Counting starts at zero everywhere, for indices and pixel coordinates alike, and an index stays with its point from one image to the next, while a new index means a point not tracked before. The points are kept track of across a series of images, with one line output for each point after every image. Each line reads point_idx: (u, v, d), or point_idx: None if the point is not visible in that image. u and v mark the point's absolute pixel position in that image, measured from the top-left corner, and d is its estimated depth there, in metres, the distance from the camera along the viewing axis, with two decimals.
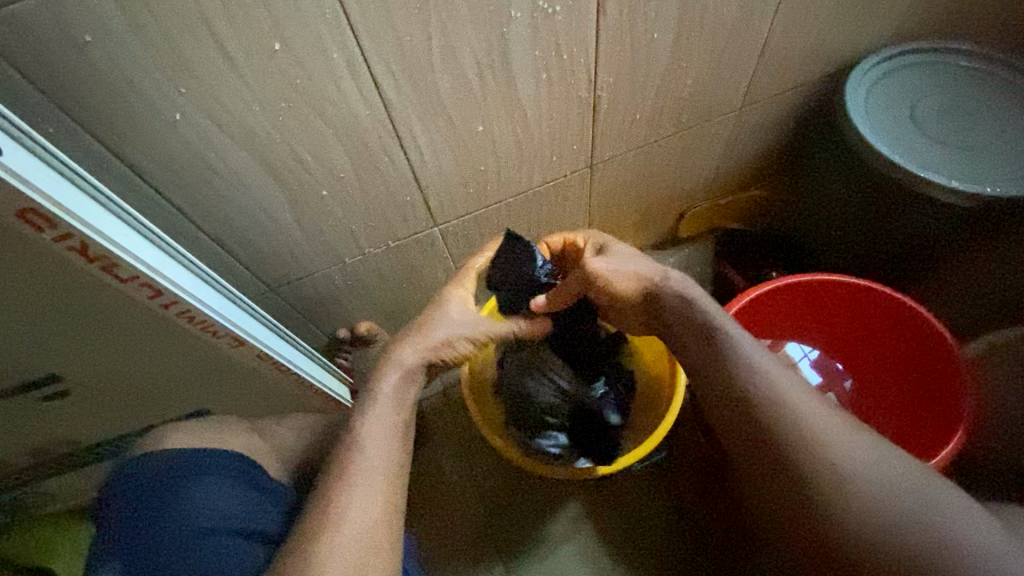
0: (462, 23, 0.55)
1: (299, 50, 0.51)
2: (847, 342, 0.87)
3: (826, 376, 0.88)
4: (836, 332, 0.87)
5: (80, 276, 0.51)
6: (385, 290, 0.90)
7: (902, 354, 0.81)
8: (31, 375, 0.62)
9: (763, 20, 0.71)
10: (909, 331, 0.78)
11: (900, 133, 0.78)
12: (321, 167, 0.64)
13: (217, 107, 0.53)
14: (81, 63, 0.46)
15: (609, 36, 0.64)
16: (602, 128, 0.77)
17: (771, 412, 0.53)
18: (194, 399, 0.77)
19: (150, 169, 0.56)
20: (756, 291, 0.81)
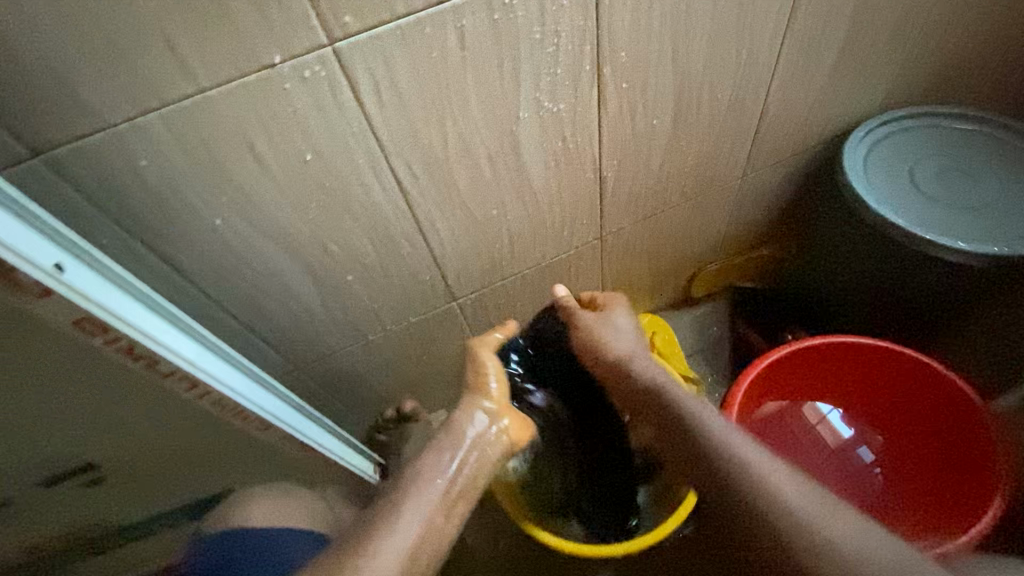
0: (477, 124, 0.60)
1: (328, 157, 0.56)
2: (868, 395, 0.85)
3: (861, 430, 0.86)
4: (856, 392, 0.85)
5: (125, 372, 0.54)
6: (406, 363, 0.92)
7: (935, 415, 0.78)
8: (69, 467, 0.64)
9: (755, 99, 0.76)
10: (924, 389, 0.78)
11: (901, 195, 0.81)
12: (347, 256, 0.68)
13: (254, 211, 0.58)
14: (135, 181, 0.51)
15: (612, 123, 0.68)
16: (610, 202, 0.81)
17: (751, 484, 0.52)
18: (225, 478, 0.79)
19: (190, 267, 0.60)
20: (764, 362, 0.80)
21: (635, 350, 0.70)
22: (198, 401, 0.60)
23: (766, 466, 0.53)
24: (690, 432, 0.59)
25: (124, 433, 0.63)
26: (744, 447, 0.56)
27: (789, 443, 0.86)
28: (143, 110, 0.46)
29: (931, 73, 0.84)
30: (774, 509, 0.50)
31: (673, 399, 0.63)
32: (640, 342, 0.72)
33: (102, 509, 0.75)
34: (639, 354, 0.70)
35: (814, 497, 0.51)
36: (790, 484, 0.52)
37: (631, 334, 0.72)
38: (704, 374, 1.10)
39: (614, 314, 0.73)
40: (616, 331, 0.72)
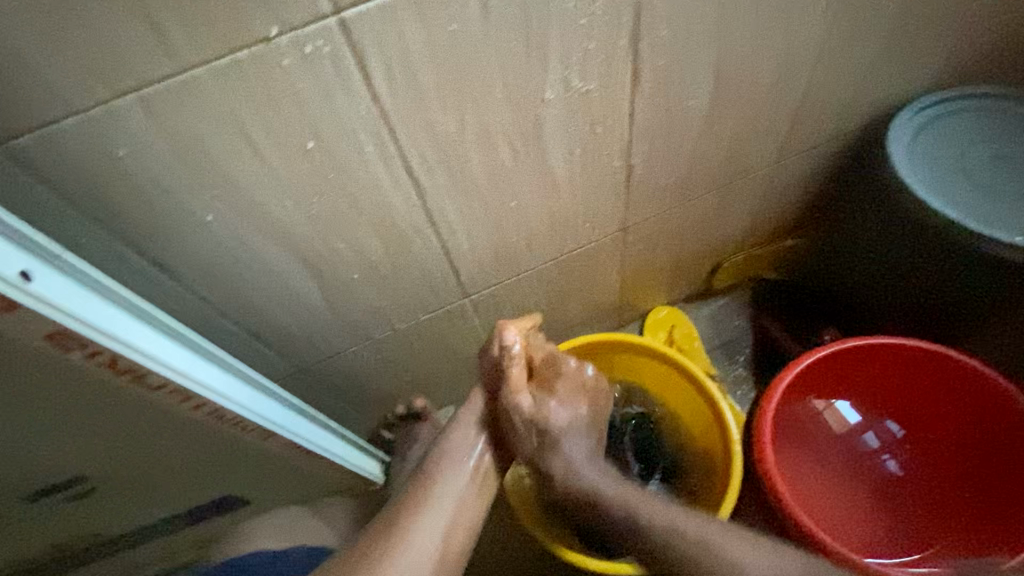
0: (497, 107, 0.54)
1: (332, 145, 0.50)
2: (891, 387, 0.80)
3: (868, 414, 0.83)
4: (873, 381, 0.80)
5: (109, 388, 0.49)
6: (414, 362, 0.87)
7: (950, 404, 0.76)
8: (58, 478, 0.60)
9: (798, 79, 0.69)
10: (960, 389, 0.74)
11: (949, 185, 0.75)
12: (352, 253, 0.62)
13: (250, 206, 0.52)
14: (113, 175, 0.44)
15: (644, 105, 0.62)
16: (636, 192, 0.75)
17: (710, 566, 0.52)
18: (225, 487, 0.74)
19: (180, 267, 0.54)
20: (794, 367, 0.75)
21: (599, 478, 0.63)
22: (191, 414, 0.55)
23: (713, 532, 0.54)
24: (642, 530, 0.57)
25: (113, 447, 0.58)
26: (681, 519, 0.56)
27: (799, 434, 0.82)
28: (117, 92, 0.40)
29: (986, 51, 0.77)
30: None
31: (625, 508, 0.59)
32: (586, 419, 0.68)
33: (95, 519, 0.71)
34: (577, 437, 0.66)
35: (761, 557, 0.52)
36: (751, 555, 0.52)
37: (585, 454, 0.65)
38: (724, 370, 1.05)
39: (564, 392, 0.67)
40: (582, 409, 0.68)
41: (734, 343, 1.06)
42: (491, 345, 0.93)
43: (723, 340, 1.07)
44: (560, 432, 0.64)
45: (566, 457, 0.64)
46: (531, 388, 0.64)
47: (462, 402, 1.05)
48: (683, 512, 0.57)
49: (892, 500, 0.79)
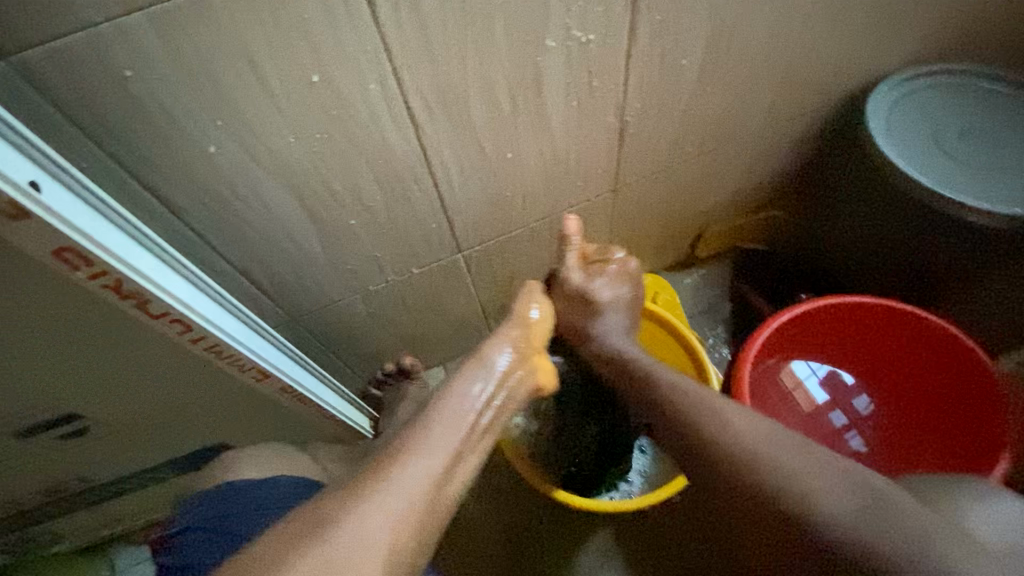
0: (500, 53, 0.55)
1: (337, 81, 0.51)
2: (859, 358, 0.87)
3: (834, 393, 0.89)
4: (843, 351, 0.87)
5: (112, 313, 0.49)
6: (406, 317, 0.89)
7: (910, 372, 0.83)
8: (53, 413, 0.60)
9: (786, 45, 0.72)
10: (927, 349, 0.79)
11: (923, 154, 0.79)
12: (350, 197, 0.63)
13: (253, 140, 0.52)
14: (119, 96, 0.45)
15: (640, 61, 0.64)
16: (628, 152, 0.77)
17: (785, 480, 0.47)
18: (218, 432, 0.75)
19: (180, 200, 0.55)
20: (771, 324, 0.79)
21: (611, 330, 0.73)
22: (190, 347, 0.56)
23: (782, 450, 0.49)
24: (671, 403, 0.58)
25: (108, 380, 0.58)
26: (727, 411, 0.54)
27: (772, 405, 0.87)
28: (127, 7, 0.40)
29: (962, 28, 0.80)
30: (797, 491, 0.46)
31: (682, 391, 0.58)
32: (626, 307, 0.76)
33: (82, 464, 0.71)
34: (614, 315, 0.74)
35: (761, 426, 0.52)
36: (767, 433, 0.51)
37: (620, 333, 0.74)
38: (704, 336, 1.09)
39: (615, 275, 0.74)
40: (607, 310, 0.73)
41: (714, 311, 1.10)
42: (481, 305, 0.95)
43: (704, 308, 1.10)
44: (603, 302, 0.73)
45: (605, 336, 0.72)
46: (591, 266, 0.74)
47: (450, 363, 1.07)
48: (736, 409, 0.54)
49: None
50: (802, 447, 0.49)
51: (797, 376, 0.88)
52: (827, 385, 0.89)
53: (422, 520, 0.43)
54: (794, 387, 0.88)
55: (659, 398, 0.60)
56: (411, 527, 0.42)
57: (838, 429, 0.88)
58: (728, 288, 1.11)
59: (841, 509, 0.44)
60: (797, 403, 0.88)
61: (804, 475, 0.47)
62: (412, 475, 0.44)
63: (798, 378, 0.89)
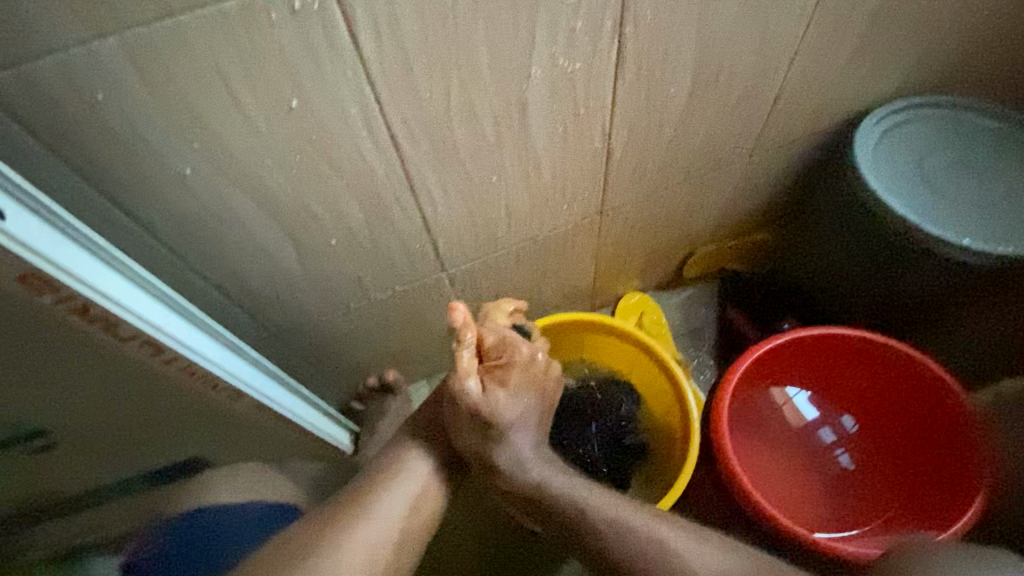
0: (483, 80, 0.55)
1: (316, 106, 0.50)
2: (842, 382, 0.86)
3: (824, 411, 0.89)
4: (826, 375, 0.86)
5: (79, 337, 0.49)
6: (389, 334, 0.88)
7: (890, 398, 0.83)
8: (19, 428, 0.58)
9: (774, 76, 0.72)
10: (907, 378, 0.79)
11: (908, 187, 0.79)
12: (331, 218, 0.62)
13: (230, 162, 0.52)
14: (91, 119, 0.44)
15: (626, 90, 0.63)
16: (614, 176, 0.76)
17: None
18: (193, 447, 0.74)
19: (154, 219, 0.54)
20: (752, 353, 0.80)
21: (531, 459, 0.61)
22: (161, 368, 0.55)
23: (677, 544, 0.52)
24: (571, 518, 0.57)
25: (76, 398, 0.57)
26: (661, 531, 0.54)
27: (759, 423, 0.87)
28: (98, 31, 0.39)
29: (950, 62, 0.81)
30: (623, 556, 0.53)
31: None
32: (536, 415, 0.62)
33: (50, 479, 0.70)
34: (524, 427, 0.61)
35: (704, 550, 0.52)
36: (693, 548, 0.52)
37: (532, 446, 0.62)
38: (690, 357, 1.09)
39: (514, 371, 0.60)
40: (513, 403, 0.59)
41: (701, 332, 1.10)
42: (466, 322, 0.94)
43: (690, 328, 1.10)
44: (496, 415, 0.58)
45: (517, 448, 0.61)
46: (483, 372, 0.59)
47: (434, 378, 1.06)
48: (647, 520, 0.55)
49: (842, 492, 0.84)
50: (673, 552, 0.52)
51: (785, 393, 0.88)
52: (815, 403, 0.89)
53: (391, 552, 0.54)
54: (782, 404, 0.88)
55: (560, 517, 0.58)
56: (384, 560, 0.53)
57: (826, 446, 0.88)
58: (715, 309, 1.11)
59: (710, 566, 0.51)
60: (784, 420, 0.88)
61: (673, 557, 0.52)
62: (379, 523, 0.55)
63: (788, 395, 0.89)
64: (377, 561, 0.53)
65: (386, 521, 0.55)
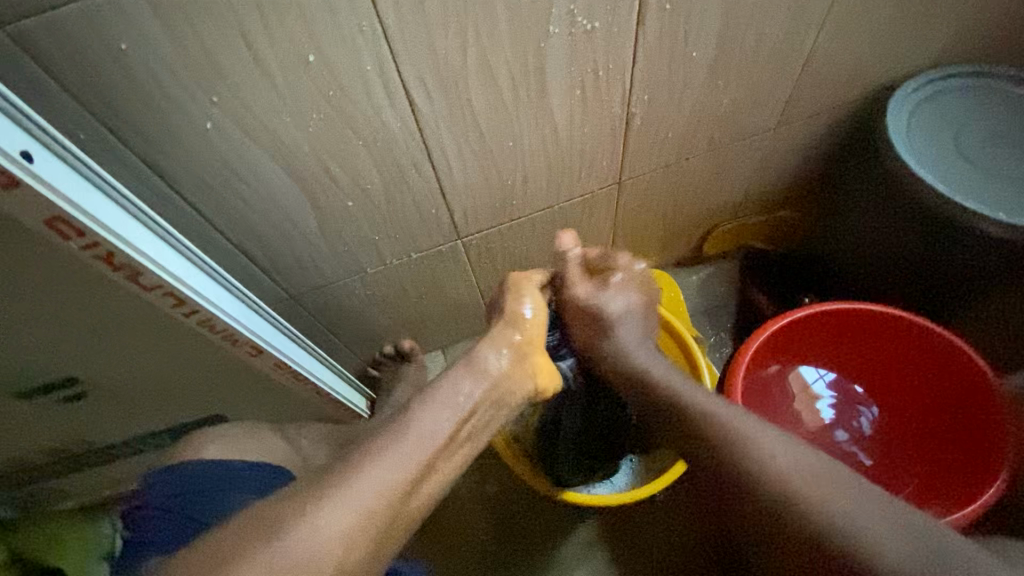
0: (501, 39, 0.54)
1: (333, 62, 0.50)
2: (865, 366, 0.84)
3: (844, 399, 0.86)
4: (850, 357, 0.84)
5: (106, 284, 0.51)
6: (405, 301, 0.89)
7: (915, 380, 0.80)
8: (53, 377, 0.61)
9: (805, 41, 0.69)
10: (933, 353, 0.76)
11: (942, 159, 0.76)
12: (348, 178, 0.63)
13: (250, 118, 0.52)
14: (116, 71, 0.45)
15: (648, 50, 0.62)
16: (634, 144, 0.75)
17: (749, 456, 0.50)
18: (215, 403, 0.76)
19: (178, 175, 0.55)
20: (770, 327, 0.78)
21: (633, 345, 0.69)
22: (183, 320, 0.57)
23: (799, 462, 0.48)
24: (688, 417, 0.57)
25: (106, 348, 0.60)
26: (773, 444, 0.50)
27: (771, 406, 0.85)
28: None
29: (994, 27, 0.77)
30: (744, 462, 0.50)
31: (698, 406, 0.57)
32: (643, 325, 0.72)
33: (83, 428, 0.73)
34: (629, 323, 0.71)
35: (813, 457, 0.48)
36: (787, 448, 0.49)
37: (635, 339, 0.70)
38: (707, 335, 1.07)
39: (622, 282, 0.71)
40: (620, 296, 0.70)
41: (719, 310, 1.08)
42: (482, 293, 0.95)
43: (709, 306, 1.08)
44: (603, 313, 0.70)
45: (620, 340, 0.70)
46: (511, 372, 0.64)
47: (450, 349, 1.07)
48: (760, 422, 0.53)
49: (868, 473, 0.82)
50: (815, 473, 0.47)
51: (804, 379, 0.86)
52: (837, 391, 0.87)
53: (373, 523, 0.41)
54: (801, 391, 0.86)
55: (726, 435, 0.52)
56: None
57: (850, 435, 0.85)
58: (735, 288, 1.09)
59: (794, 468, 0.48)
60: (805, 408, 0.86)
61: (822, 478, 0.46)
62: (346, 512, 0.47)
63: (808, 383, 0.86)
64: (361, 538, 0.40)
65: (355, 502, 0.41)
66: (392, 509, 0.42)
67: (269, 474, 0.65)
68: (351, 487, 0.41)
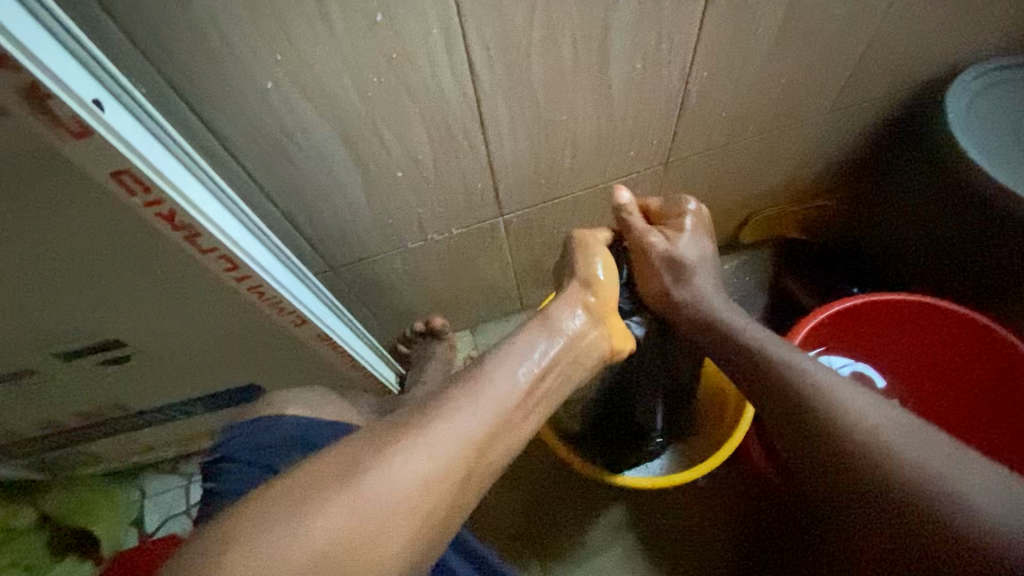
0: (570, 5, 0.52)
1: (399, 22, 0.49)
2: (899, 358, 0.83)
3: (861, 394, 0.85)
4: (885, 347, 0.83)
5: (163, 244, 0.50)
6: (440, 277, 0.88)
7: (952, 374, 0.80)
8: (99, 337, 0.61)
9: (872, 21, 0.67)
10: (979, 348, 0.75)
11: (1003, 150, 0.74)
12: (400, 146, 0.62)
13: (311, 79, 0.51)
14: (183, 23, 0.44)
15: (714, 24, 0.60)
16: (686, 123, 0.73)
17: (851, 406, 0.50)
18: (253, 371, 0.76)
19: (233, 135, 0.54)
20: (815, 316, 0.77)
21: (720, 308, 0.63)
22: (234, 285, 0.56)
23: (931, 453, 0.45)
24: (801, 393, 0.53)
25: (154, 311, 0.59)
26: (867, 407, 0.50)
27: None
28: None
29: None
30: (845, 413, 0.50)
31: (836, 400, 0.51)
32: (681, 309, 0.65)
33: (122, 392, 0.73)
34: (703, 272, 0.65)
35: (942, 443, 0.46)
36: (879, 410, 0.49)
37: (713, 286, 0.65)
38: None
39: (694, 228, 0.66)
40: (704, 267, 0.65)
41: (753, 299, 1.07)
42: (516, 272, 0.94)
43: (742, 295, 1.07)
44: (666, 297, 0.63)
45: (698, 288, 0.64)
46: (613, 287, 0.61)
47: (479, 328, 1.06)
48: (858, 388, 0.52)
49: None
50: (902, 433, 0.47)
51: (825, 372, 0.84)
52: (855, 385, 0.85)
53: (448, 493, 0.40)
54: None
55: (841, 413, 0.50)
56: (446, 482, 0.40)
57: None
58: (769, 277, 1.07)
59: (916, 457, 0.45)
60: None
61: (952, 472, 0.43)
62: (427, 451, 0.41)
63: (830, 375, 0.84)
64: (422, 494, 0.39)
65: (417, 471, 0.40)
66: (456, 482, 0.41)
67: (327, 425, 0.64)
68: (417, 457, 0.40)
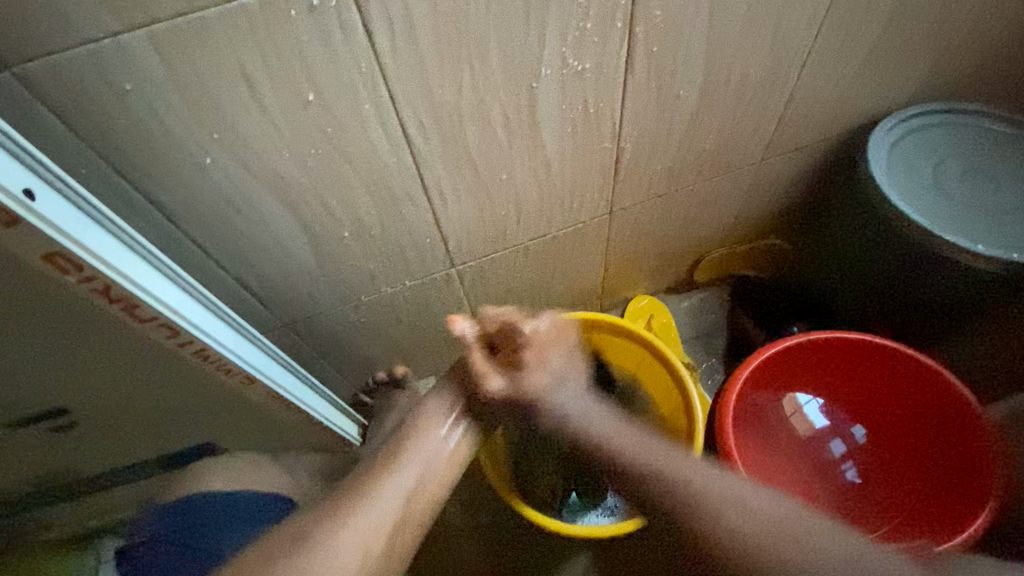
0: (495, 80, 0.56)
1: (331, 102, 0.52)
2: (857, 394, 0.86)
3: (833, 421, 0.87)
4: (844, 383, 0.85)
5: (99, 315, 0.51)
6: (399, 327, 0.89)
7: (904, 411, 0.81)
8: (43, 406, 0.61)
9: (787, 81, 0.72)
10: (922, 384, 0.77)
11: (922, 193, 0.78)
12: (343, 209, 0.64)
13: (249, 154, 0.54)
14: (120, 110, 0.46)
15: (636, 90, 0.64)
16: (623, 178, 0.77)
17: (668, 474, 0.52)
18: (207, 431, 0.76)
19: (174, 207, 0.56)
20: (760, 355, 0.79)
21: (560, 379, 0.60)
22: (178, 351, 0.57)
23: (759, 503, 0.48)
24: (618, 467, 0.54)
25: (98, 378, 0.60)
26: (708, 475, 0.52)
27: (764, 427, 0.85)
28: (129, 26, 0.41)
29: (967, 67, 0.80)
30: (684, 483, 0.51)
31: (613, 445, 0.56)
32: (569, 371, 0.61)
33: (72, 457, 0.72)
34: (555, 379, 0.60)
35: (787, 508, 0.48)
36: (741, 491, 0.50)
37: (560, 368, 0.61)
38: (699, 360, 1.08)
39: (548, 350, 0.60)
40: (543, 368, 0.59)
41: (711, 335, 1.09)
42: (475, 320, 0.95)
43: (700, 332, 1.09)
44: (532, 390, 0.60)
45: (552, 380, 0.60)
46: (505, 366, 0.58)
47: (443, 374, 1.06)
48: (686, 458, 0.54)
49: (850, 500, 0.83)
50: (735, 500, 0.49)
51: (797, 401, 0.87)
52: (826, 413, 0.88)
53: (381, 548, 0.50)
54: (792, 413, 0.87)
55: (767, 544, 0.46)
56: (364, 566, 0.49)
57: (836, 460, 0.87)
58: (725, 315, 1.10)
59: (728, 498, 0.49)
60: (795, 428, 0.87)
61: (853, 559, 0.44)
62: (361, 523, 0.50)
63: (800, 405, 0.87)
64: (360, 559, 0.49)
65: (356, 539, 0.49)
66: (387, 542, 0.50)
67: (265, 504, 0.80)
68: (356, 528, 0.49)
